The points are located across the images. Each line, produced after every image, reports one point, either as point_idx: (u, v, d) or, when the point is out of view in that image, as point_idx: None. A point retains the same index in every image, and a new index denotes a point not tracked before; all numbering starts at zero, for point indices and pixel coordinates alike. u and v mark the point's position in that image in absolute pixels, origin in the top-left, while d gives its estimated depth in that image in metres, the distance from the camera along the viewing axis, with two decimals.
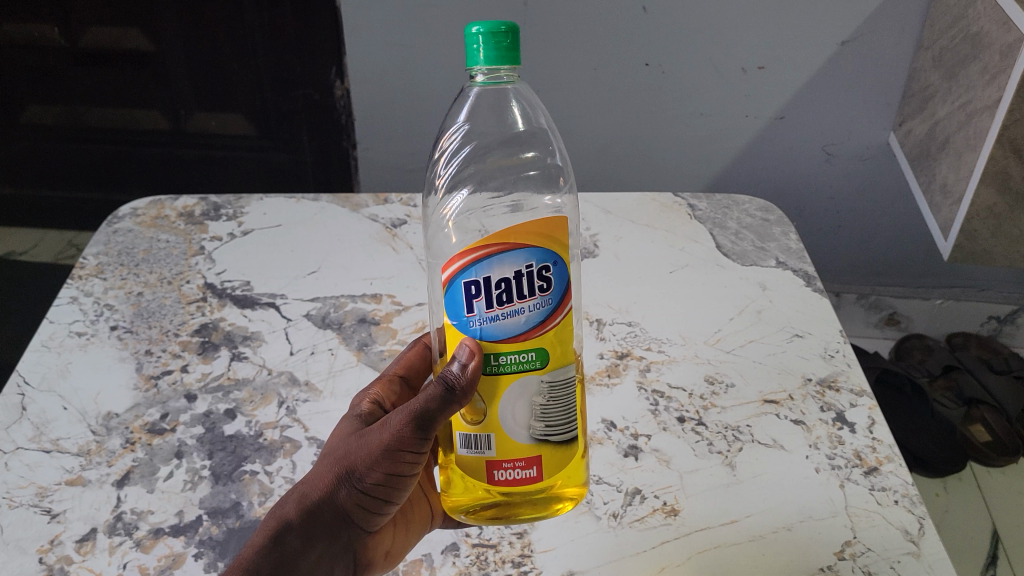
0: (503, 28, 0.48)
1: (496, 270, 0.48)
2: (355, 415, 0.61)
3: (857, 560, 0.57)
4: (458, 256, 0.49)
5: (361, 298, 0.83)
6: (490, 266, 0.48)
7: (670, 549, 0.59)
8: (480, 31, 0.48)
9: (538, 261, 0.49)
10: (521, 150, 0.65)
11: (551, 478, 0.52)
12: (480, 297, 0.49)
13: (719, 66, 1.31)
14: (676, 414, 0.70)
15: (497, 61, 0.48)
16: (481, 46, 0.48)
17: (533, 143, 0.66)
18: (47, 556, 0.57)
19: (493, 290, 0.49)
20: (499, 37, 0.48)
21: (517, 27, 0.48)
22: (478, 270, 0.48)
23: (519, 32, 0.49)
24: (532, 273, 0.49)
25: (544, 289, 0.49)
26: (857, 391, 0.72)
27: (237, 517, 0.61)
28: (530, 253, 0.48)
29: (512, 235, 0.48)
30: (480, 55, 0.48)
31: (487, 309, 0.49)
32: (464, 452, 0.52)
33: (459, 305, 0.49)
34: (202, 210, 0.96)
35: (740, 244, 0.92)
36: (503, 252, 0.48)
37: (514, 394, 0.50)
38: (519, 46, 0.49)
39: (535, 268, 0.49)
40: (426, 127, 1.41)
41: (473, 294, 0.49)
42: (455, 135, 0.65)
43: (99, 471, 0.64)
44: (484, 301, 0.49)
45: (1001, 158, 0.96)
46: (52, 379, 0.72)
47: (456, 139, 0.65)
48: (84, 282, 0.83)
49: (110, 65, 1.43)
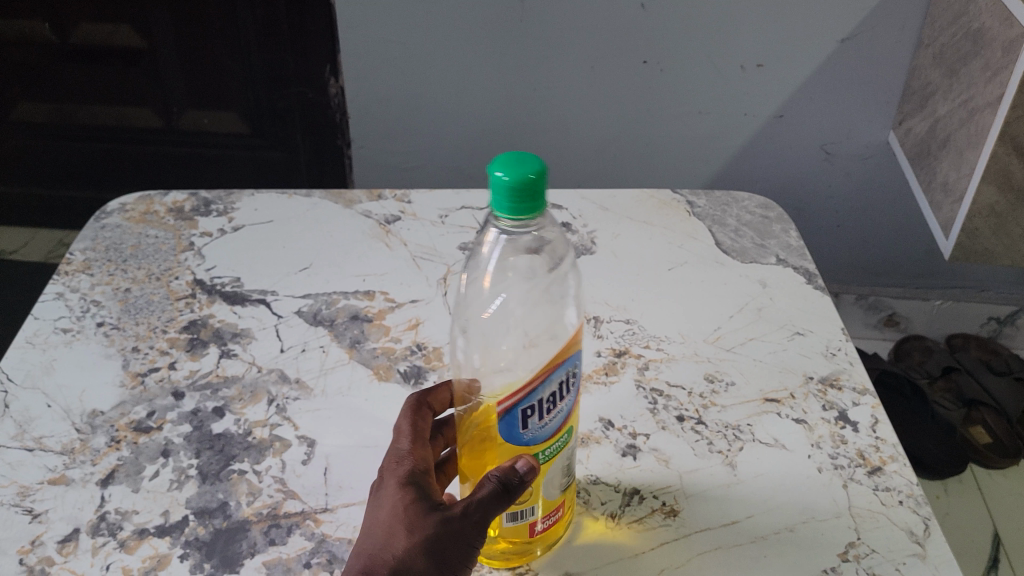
0: (532, 175, 0.44)
1: (548, 388, 0.49)
2: (401, 455, 0.53)
3: (861, 561, 0.57)
4: (516, 389, 0.48)
5: (353, 295, 0.81)
6: (544, 387, 0.49)
7: (668, 552, 0.58)
8: (503, 179, 0.44)
9: (572, 366, 0.51)
10: (541, 255, 0.57)
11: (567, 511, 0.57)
12: (534, 414, 0.50)
13: (717, 64, 1.29)
14: (676, 413, 0.69)
15: (511, 212, 0.45)
16: (501, 192, 0.45)
17: (549, 248, 0.57)
18: (27, 557, 0.57)
19: (544, 404, 0.50)
20: (521, 188, 0.44)
21: (544, 179, 0.44)
22: (535, 396, 0.49)
23: (545, 184, 0.45)
24: (569, 379, 0.51)
25: (575, 382, 0.52)
26: (860, 390, 0.71)
27: (225, 517, 0.60)
28: (569, 362, 0.50)
29: (557, 357, 0.49)
30: (503, 202, 0.45)
31: (540, 421, 0.50)
32: (510, 523, 0.54)
33: (517, 428, 0.50)
34: (192, 206, 0.93)
35: (739, 242, 0.90)
36: (554, 373, 0.49)
37: (555, 468, 0.53)
38: (545, 191, 0.45)
39: (572, 373, 0.51)
40: (420, 126, 1.40)
41: (529, 414, 0.49)
42: (491, 242, 0.54)
43: (82, 470, 0.63)
44: (537, 414, 0.50)
45: (1003, 155, 0.95)
46: (36, 376, 0.71)
47: (492, 251, 0.54)
48: (71, 277, 0.81)
49: (102, 62, 1.41)
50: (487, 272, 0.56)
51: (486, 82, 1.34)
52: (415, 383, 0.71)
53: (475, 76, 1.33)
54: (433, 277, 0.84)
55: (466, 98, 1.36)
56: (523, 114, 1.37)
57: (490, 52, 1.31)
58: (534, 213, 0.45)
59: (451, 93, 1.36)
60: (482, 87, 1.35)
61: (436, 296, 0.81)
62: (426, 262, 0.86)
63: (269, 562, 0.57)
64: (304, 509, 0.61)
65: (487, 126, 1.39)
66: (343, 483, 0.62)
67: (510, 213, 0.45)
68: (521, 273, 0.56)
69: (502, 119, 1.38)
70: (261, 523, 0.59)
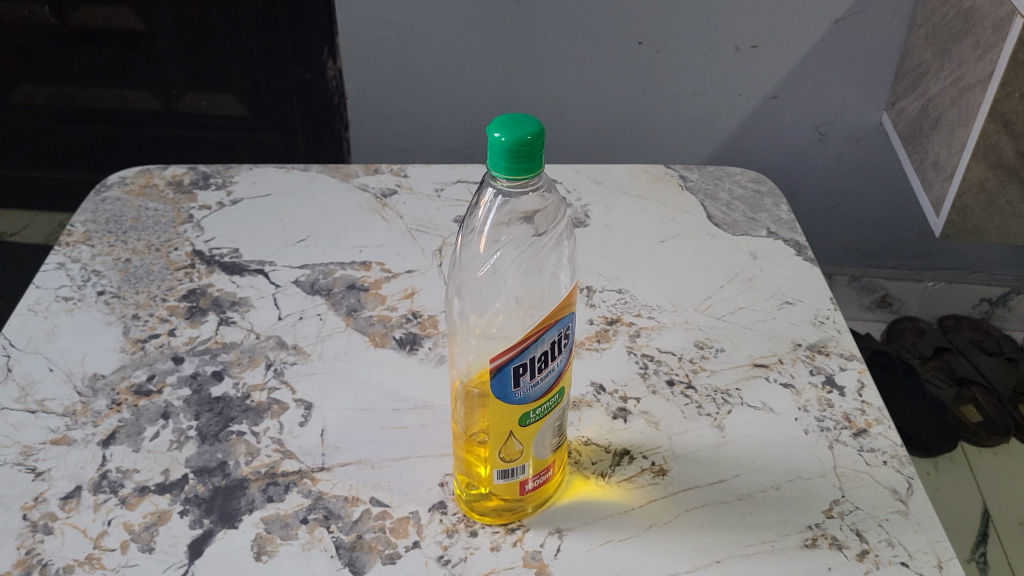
0: (529, 136, 0.45)
1: (540, 347, 0.50)
2: None
3: (845, 518, 0.59)
4: (508, 347, 0.49)
5: (349, 265, 0.82)
6: (537, 347, 0.50)
7: (656, 509, 0.59)
8: (502, 139, 0.45)
9: (565, 328, 0.52)
10: (535, 220, 0.57)
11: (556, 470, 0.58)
12: (526, 373, 0.50)
13: (712, 45, 1.30)
14: (666, 378, 0.70)
15: (512, 172, 0.46)
16: (500, 153, 0.45)
17: (543, 213, 0.57)
18: (31, 513, 0.58)
19: (536, 364, 0.51)
20: (521, 147, 0.45)
21: (543, 137, 0.45)
22: (527, 354, 0.50)
23: (544, 143, 0.46)
24: (562, 339, 0.52)
25: (568, 342, 0.53)
26: (847, 355, 0.72)
27: (224, 475, 0.61)
28: (563, 322, 0.51)
29: (551, 316, 0.50)
30: (501, 160, 0.46)
31: (531, 380, 0.51)
32: (500, 481, 0.55)
33: (509, 386, 0.50)
34: (191, 179, 0.94)
35: (731, 215, 0.91)
36: (546, 332, 0.50)
37: (546, 428, 0.54)
38: (542, 152, 0.46)
39: (564, 334, 0.52)
40: (418, 106, 1.41)
41: (521, 373, 0.50)
42: (486, 204, 0.55)
43: (84, 431, 0.64)
44: (529, 374, 0.51)
45: (992, 133, 0.97)
46: (38, 342, 0.72)
47: (487, 213, 0.56)
48: (71, 248, 0.82)
49: (101, 45, 1.39)
50: (485, 234, 0.57)
51: (482, 62, 1.35)
52: (410, 349, 0.73)
53: (472, 56, 1.34)
54: (429, 249, 0.85)
55: (463, 79, 1.37)
56: (520, 95, 1.38)
57: (487, 33, 1.32)
58: (533, 174, 0.46)
59: (449, 74, 1.37)
60: (479, 68, 1.36)
61: (432, 267, 0.82)
62: (422, 234, 0.87)
63: (267, 518, 0.58)
64: (301, 468, 0.62)
65: (483, 107, 1.40)
66: (339, 444, 0.64)
67: (507, 172, 0.46)
68: (517, 238, 0.57)
69: (498, 100, 1.39)
70: (259, 481, 0.61)
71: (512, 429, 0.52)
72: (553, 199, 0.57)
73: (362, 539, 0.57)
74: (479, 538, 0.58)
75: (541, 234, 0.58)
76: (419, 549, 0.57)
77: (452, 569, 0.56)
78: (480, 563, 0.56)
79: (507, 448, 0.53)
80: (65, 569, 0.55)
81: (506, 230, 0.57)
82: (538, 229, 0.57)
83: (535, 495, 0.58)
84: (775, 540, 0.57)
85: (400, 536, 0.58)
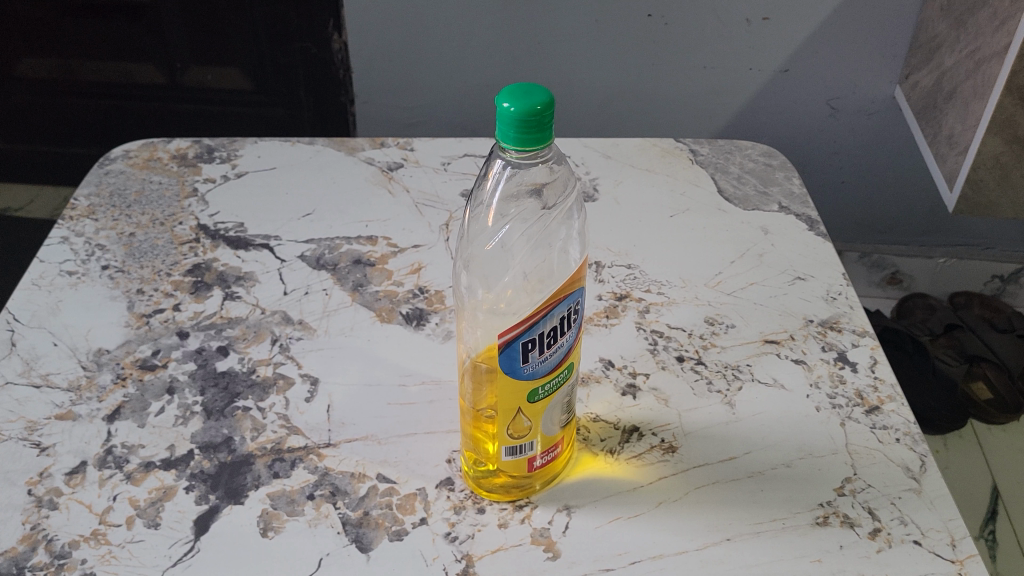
0: (539, 106, 0.44)
1: (548, 324, 0.49)
2: None
3: (857, 496, 0.58)
4: (515, 322, 0.48)
5: (356, 240, 0.81)
6: (546, 321, 0.49)
7: (666, 486, 0.59)
8: (512, 109, 0.44)
9: (575, 303, 0.51)
10: (544, 194, 0.56)
11: (565, 444, 0.58)
12: (535, 349, 0.49)
13: (723, 17, 1.28)
14: (676, 354, 0.69)
15: (521, 143, 0.45)
16: (510, 124, 0.44)
17: (552, 187, 0.56)
18: (36, 488, 0.58)
19: (545, 339, 0.50)
20: (532, 116, 0.44)
21: (553, 105, 0.44)
22: (534, 330, 0.49)
23: (553, 111, 0.45)
24: (571, 315, 0.51)
25: (576, 317, 0.52)
26: (859, 332, 0.71)
27: (230, 451, 0.61)
28: (573, 296, 0.50)
29: (560, 289, 0.49)
30: (509, 131, 0.44)
31: (540, 356, 0.50)
32: (508, 458, 0.54)
33: (518, 363, 0.49)
34: (195, 152, 0.93)
35: (742, 189, 0.90)
36: (555, 307, 0.49)
37: (553, 404, 0.53)
38: (552, 122, 0.45)
39: (573, 310, 0.51)
40: (425, 79, 1.39)
41: (529, 349, 0.49)
42: (495, 175, 0.54)
43: (88, 406, 0.63)
44: (537, 349, 0.50)
45: (1009, 106, 0.95)
46: (42, 316, 0.71)
47: (495, 185, 0.54)
48: (75, 222, 0.82)
49: (104, 18, 1.34)
50: (493, 208, 0.56)
51: (489, 35, 1.33)
52: (417, 325, 0.72)
53: (479, 28, 1.32)
54: (436, 223, 0.84)
55: (470, 52, 1.35)
56: (528, 67, 1.36)
57: (495, 4, 1.30)
58: (541, 144, 0.45)
59: (455, 46, 1.35)
60: (486, 41, 1.34)
61: (439, 241, 0.81)
62: (428, 208, 0.86)
63: (273, 494, 0.58)
64: (307, 444, 0.61)
65: (492, 79, 1.38)
66: (345, 420, 0.63)
67: (517, 143, 0.45)
68: (526, 211, 0.56)
69: (507, 71, 1.37)
70: (265, 457, 0.60)
71: (520, 406, 0.51)
72: (563, 167, 0.55)
73: (369, 515, 0.57)
74: (488, 514, 0.57)
75: (550, 208, 0.57)
76: (426, 526, 0.56)
77: (459, 545, 0.55)
78: (488, 540, 0.56)
79: (516, 425, 0.52)
80: (71, 544, 0.54)
81: (514, 204, 0.56)
82: (546, 203, 0.56)
83: (541, 471, 0.57)
84: (786, 518, 0.57)
85: (408, 512, 0.57)
